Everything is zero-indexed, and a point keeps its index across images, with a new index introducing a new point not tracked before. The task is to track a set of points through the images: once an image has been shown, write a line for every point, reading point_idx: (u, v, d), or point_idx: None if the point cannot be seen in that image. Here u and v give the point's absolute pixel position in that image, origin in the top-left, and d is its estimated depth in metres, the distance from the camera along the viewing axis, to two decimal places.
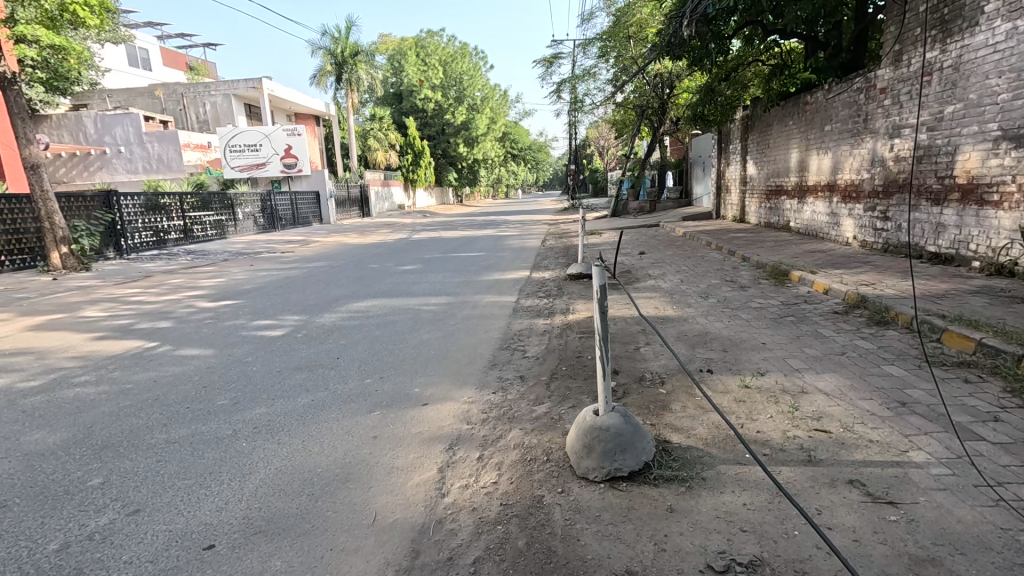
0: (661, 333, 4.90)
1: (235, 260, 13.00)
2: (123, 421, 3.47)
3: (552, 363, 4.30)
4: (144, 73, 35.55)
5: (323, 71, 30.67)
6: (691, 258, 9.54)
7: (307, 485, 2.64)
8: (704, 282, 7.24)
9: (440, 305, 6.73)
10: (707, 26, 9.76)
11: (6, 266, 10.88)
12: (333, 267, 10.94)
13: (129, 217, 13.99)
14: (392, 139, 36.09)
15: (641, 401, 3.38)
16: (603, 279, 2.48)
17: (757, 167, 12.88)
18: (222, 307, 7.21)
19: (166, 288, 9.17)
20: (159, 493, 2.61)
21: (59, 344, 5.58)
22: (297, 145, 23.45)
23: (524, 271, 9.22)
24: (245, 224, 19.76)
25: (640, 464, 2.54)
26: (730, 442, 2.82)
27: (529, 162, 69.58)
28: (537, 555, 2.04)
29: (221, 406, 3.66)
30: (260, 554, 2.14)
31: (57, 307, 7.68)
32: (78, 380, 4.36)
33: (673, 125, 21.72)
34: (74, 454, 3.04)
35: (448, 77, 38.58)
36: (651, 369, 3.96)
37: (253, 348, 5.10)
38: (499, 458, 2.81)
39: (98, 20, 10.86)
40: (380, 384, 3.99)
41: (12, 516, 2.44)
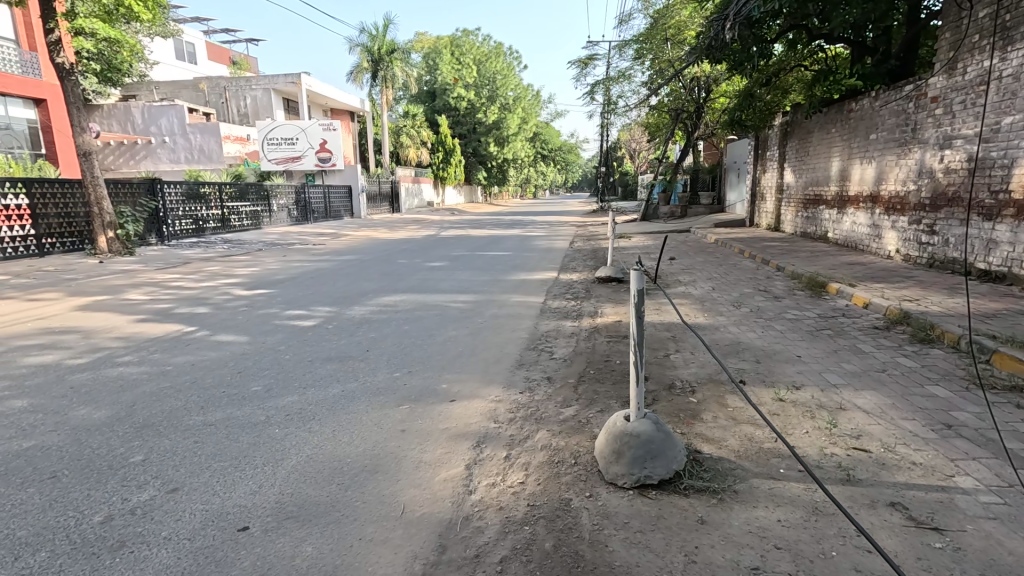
0: (692, 340, 4.82)
1: (269, 250, 13.35)
2: (163, 402, 3.60)
3: (579, 366, 4.27)
4: (190, 66, 36.86)
5: (360, 68, 31.24)
6: (722, 266, 9.36)
7: (337, 474, 2.69)
8: (737, 290, 7.09)
9: (468, 302, 6.77)
10: (749, 30, 9.55)
11: (56, 248, 11.42)
12: (363, 260, 11.11)
13: (171, 205, 14.51)
14: (425, 136, 36.87)
15: (671, 409, 3.33)
16: (641, 283, 2.45)
17: (795, 174, 12.53)
18: (257, 296, 7.40)
19: (205, 274, 9.48)
20: (196, 473, 2.69)
21: (104, 324, 5.83)
22: (332, 140, 23.93)
23: (552, 272, 9.20)
24: (279, 215, 20.26)
25: (670, 473, 2.50)
26: (764, 455, 2.75)
27: (558, 163, 69.47)
28: (564, 559, 2.03)
29: (255, 392, 3.76)
30: (292, 538, 2.19)
31: (102, 289, 8.00)
32: (122, 360, 4.55)
33: (707, 129, 21.37)
34: (117, 431, 3.17)
35: (482, 76, 38.81)
36: (682, 377, 3.90)
37: (285, 337, 5.21)
38: (527, 458, 2.81)
39: (150, 15, 11.28)
40: (408, 378, 4.04)
41: (61, 486, 2.57)
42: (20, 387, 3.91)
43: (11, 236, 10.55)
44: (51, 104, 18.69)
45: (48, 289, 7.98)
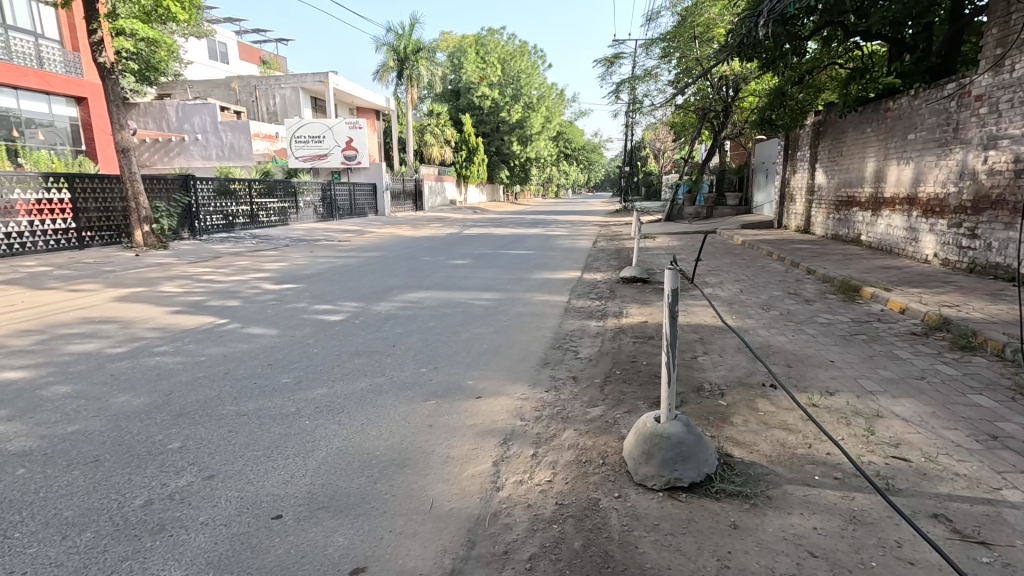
0: (720, 343, 4.74)
1: (296, 246, 13.59)
2: (197, 391, 3.70)
3: (605, 366, 4.23)
4: (222, 66, 37.80)
5: (386, 67, 31.58)
6: (751, 268, 9.17)
7: (367, 466, 2.72)
8: (766, 293, 6.94)
9: (492, 300, 6.79)
10: (783, 27, 9.34)
11: (95, 241, 11.82)
12: (387, 257, 11.23)
13: (202, 201, 14.90)
14: (449, 135, 37.04)
15: (699, 412, 3.28)
16: (675, 282, 2.41)
17: (827, 175, 12.20)
18: (285, 290, 7.54)
19: (235, 268, 9.72)
20: (231, 461, 2.76)
21: (141, 315, 6.03)
22: (358, 138, 24.25)
23: (575, 272, 9.15)
24: (305, 212, 20.62)
25: (701, 476, 2.46)
26: (797, 461, 2.69)
27: (580, 162, 69.09)
28: (594, 558, 2.02)
29: (285, 384, 3.84)
30: (324, 529, 2.23)
31: (138, 281, 8.27)
32: (158, 349, 4.69)
33: (735, 128, 20.96)
34: (155, 418, 3.26)
35: (506, 75, 38.80)
36: (710, 380, 3.84)
37: (314, 331, 5.31)
38: (555, 457, 2.80)
39: (187, 16, 11.60)
40: (434, 374, 4.07)
41: (103, 470, 2.65)
42: (65, 373, 4.07)
43: (54, 230, 10.99)
44: (91, 102, 19.35)
45: (88, 280, 8.28)
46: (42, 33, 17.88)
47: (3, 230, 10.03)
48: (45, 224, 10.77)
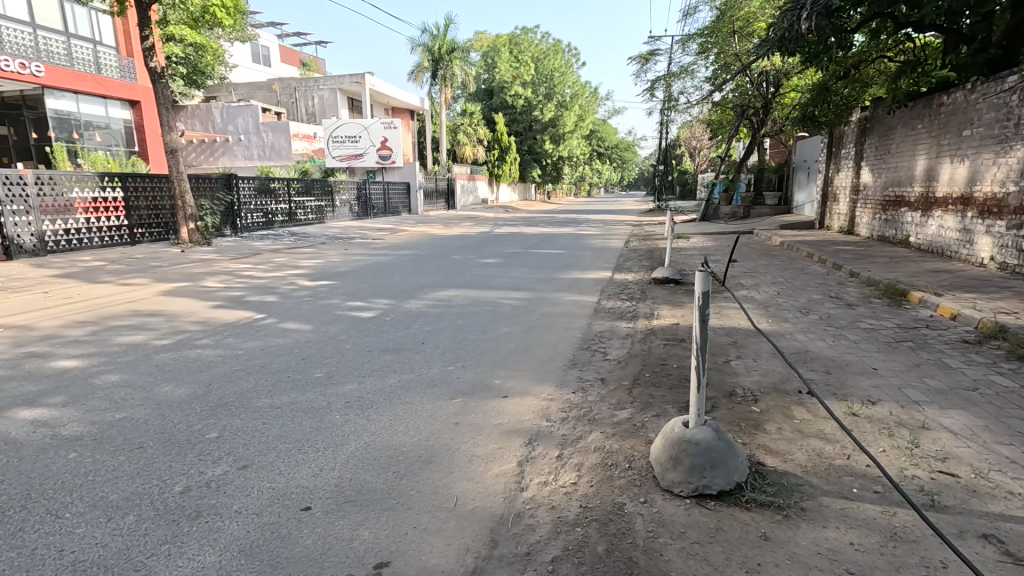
0: (755, 347, 4.59)
1: (332, 244, 13.94)
2: (235, 383, 3.84)
3: (634, 369, 4.17)
4: (264, 68, 39.07)
5: (421, 67, 32.01)
6: (789, 270, 8.86)
7: (393, 462, 2.77)
8: (804, 296, 6.70)
9: (521, 299, 6.79)
10: (828, 20, 8.95)
11: (145, 238, 12.42)
12: (418, 256, 11.36)
13: (244, 199, 15.47)
14: (482, 134, 37.23)
15: (730, 418, 3.18)
16: (706, 285, 2.35)
17: (873, 174, 11.67)
18: (319, 287, 7.73)
19: (273, 265, 10.04)
20: (265, 452, 2.85)
21: (185, 309, 6.29)
22: (392, 138, 24.64)
23: (606, 272, 9.05)
24: (341, 211, 21.12)
25: (730, 484, 2.40)
26: (835, 473, 2.58)
27: (613, 161, 68.28)
28: (617, 564, 2.00)
29: (317, 378, 3.95)
30: (350, 522, 2.27)
31: (183, 277, 8.64)
32: (199, 342, 4.89)
33: (775, 125, 20.33)
34: (195, 408, 3.40)
35: (540, 73, 38.80)
36: (742, 385, 3.73)
37: (346, 327, 5.42)
38: (580, 459, 2.78)
39: (232, 21, 12.04)
40: (461, 372, 4.10)
41: (146, 457, 2.78)
42: (113, 363, 4.29)
43: (109, 226, 11.60)
44: (143, 105, 20.22)
45: (138, 275, 8.70)
46: (100, 40, 18.87)
47: (62, 227, 10.65)
48: (100, 221, 11.39)
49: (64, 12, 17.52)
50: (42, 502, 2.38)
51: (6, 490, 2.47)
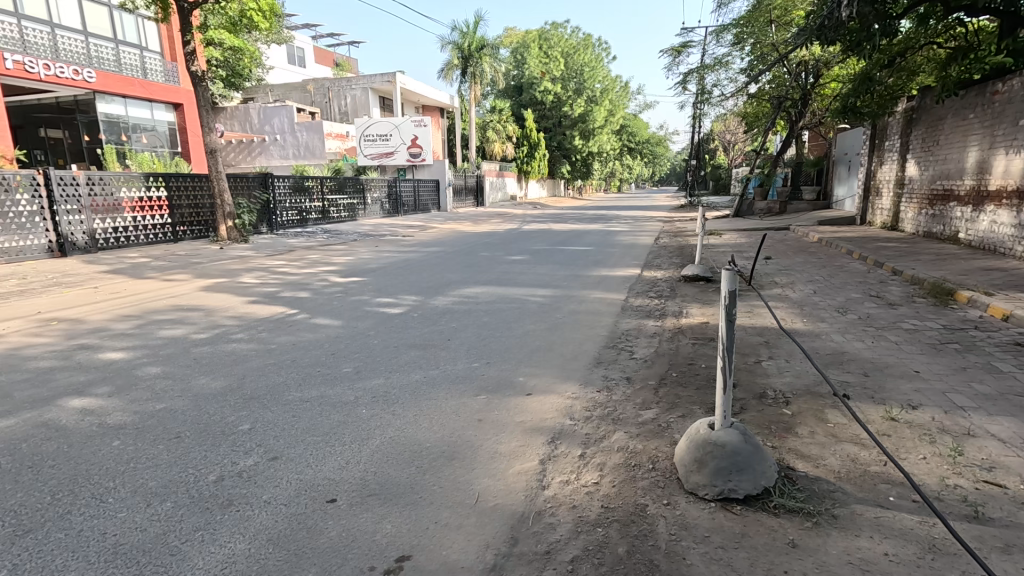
0: (789, 348, 4.45)
1: (363, 241, 14.20)
2: (267, 377, 3.96)
3: (660, 368, 4.10)
4: (299, 69, 40.07)
5: (451, 65, 32.22)
6: (828, 267, 8.55)
7: (417, 457, 2.81)
8: (843, 295, 6.45)
9: (547, 297, 6.76)
10: (872, 6, 8.42)
11: (187, 235, 12.94)
12: (447, 252, 11.44)
13: (279, 197, 15.94)
14: (511, 131, 37.18)
15: (760, 420, 3.09)
16: (733, 285, 2.28)
17: (920, 167, 11.14)
18: (350, 283, 7.88)
19: (306, 262, 10.30)
20: (294, 444, 2.93)
21: (222, 304, 6.53)
22: (423, 136, 24.87)
23: (635, 270, 8.92)
24: (372, 208, 21.46)
25: (758, 489, 2.33)
26: (869, 479, 2.48)
27: (645, 156, 67.24)
28: (638, 566, 1.97)
29: (346, 373, 4.03)
30: (374, 515, 2.31)
31: (221, 273, 8.97)
32: (235, 337, 5.07)
33: (814, 117, 19.61)
34: (229, 401, 3.53)
35: (569, 69, 38.51)
36: (774, 386, 3.62)
37: (374, 323, 5.51)
38: (603, 459, 2.75)
39: (268, 24, 12.30)
40: (486, 369, 4.11)
41: (183, 447, 2.90)
42: (155, 356, 4.49)
43: (154, 224, 12.11)
44: (186, 108, 21.01)
45: (179, 272, 9.07)
46: (146, 46, 19.69)
47: (111, 225, 11.17)
48: (146, 219, 11.90)
49: (114, 20, 18.30)
50: (87, 487, 2.51)
51: (56, 474, 2.62)
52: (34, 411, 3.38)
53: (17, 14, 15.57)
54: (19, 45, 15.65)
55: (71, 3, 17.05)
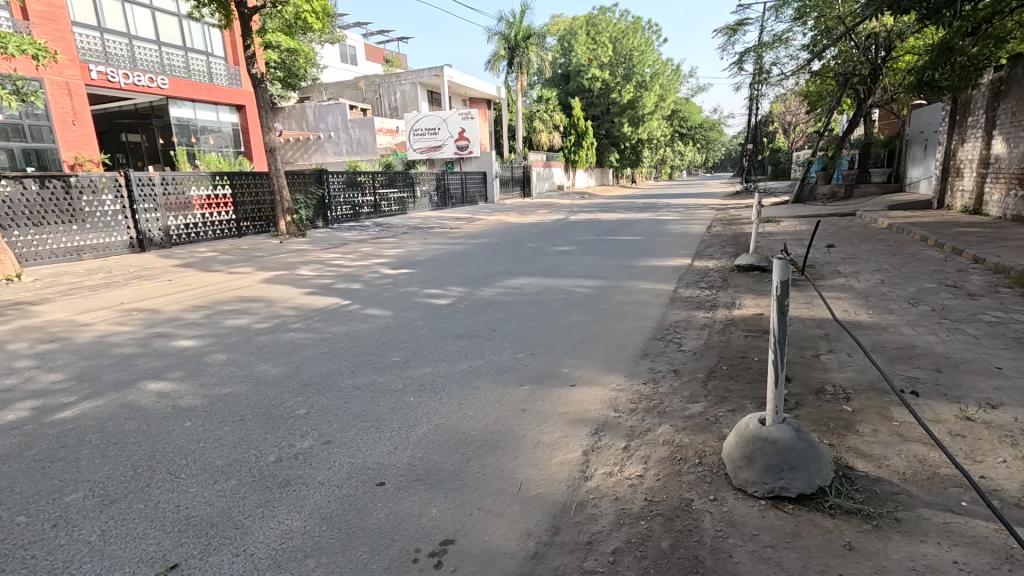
0: (851, 341, 4.20)
1: (413, 233, 14.54)
2: (322, 364, 4.16)
3: (710, 361, 3.97)
4: (351, 67, 41.28)
5: (498, 56, 32.24)
6: (898, 255, 7.98)
7: (462, 444, 2.87)
8: (915, 285, 6.00)
9: (593, 288, 6.69)
10: None
11: (250, 230, 13.70)
12: (494, 244, 11.52)
13: (334, 193, 16.57)
14: (558, 120, 36.79)
15: (816, 417, 2.95)
16: (785, 274, 2.18)
17: (1008, 144, 10.15)
18: (400, 275, 8.09)
19: (359, 255, 10.66)
20: (346, 429, 3.07)
21: (282, 296, 6.88)
22: (470, 128, 25.02)
23: (685, 259, 8.65)
24: (422, 201, 21.88)
25: (812, 488, 2.23)
26: (939, 482, 2.31)
27: (697, 141, 64.91)
28: (682, 561, 1.94)
29: (395, 362, 4.16)
30: (419, 499, 2.39)
31: (281, 266, 9.44)
32: (293, 326, 5.34)
33: (885, 94, 18.25)
34: (288, 386, 3.74)
35: (618, 54, 37.63)
36: (833, 381, 3.43)
37: (422, 314, 5.65)
38: (647, 452, 2.71)
39: (321, 25, 12.76)
40: (530, 360, 4.14)
41: (246, 429, 3.10)
42: (222, 344, 4.80)
43: (221, 220, 12.89)
44: (248, 109, 22.14)
45: (244, 265, 9.62)
46: (213, 52, 20.74)
47: (183, 222, 11.96)
48: (214, 216, 12.69)
49: (183, 28, 19.46)
50: (163, 463, 2.74)
51: (138, 450, 2.87)
52: (118, 393, 3.71)
53: (100, 28, 16.95)
54: (102, 56, 17.00)
55: (146, 15, 18.29)
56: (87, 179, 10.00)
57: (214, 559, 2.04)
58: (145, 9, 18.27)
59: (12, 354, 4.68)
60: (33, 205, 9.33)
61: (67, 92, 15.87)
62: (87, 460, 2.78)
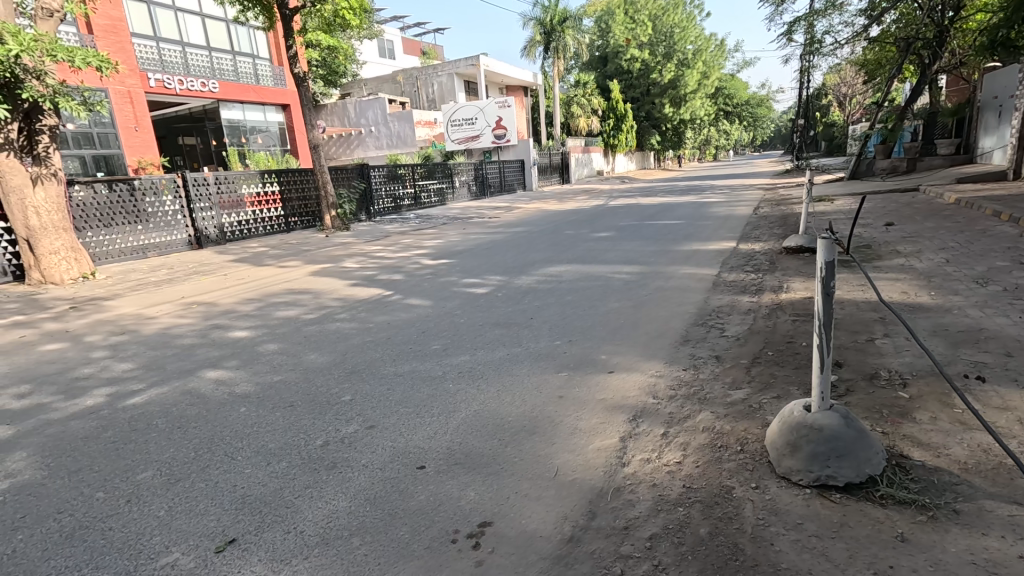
0: (909, 324, 3.97)
1: (452, 224, 14.70)
2: (366, 352, 4.31)
3: (755, 346, 3.85)
4: (389, 62, 41.90)
5: (533, 41, 31.90)
6: (967, 232, 7.41)
7: (500, 430, 2.91)
8: (985, 264, 5.57)
9: (633, 274, 6.59)
10: None
11: (298, 225, 14.26)
12: (532, 232, 11.51)
13: (376, 186, 16.96)
14: (596, 104, 36.14)
15: (869, 404, 2.81)
16: (830, 254, 2.08)
17: None
18: (439, 265, 8.23)
19: (400, 246, 10.89)
20: (388, 415, 3.17)
21: (328, 287, 7.14)
22: (507, 116, 24.89)
23: (730, 242, 8.36)
24: (461, 191, 22.04)
25: (861, 477, 2.14)
26: (1005, 474, 2.16)
27: (743, 119, 62.21)
28: (721, 549, 1.91)
29: (434, 350, 4.25)
30: (458, 482, 2.45)
31: (327, 259, 9.76)
32: (339, 316, 5.55)
33: (953, 58, 16.86)
34: (334, 373, 3.90)
35: (657, 32, 36.44)
36: (888, 367, 3.26)
37: (461, 303, 5.73)
38: (686, 439, 2.67)
39: (358, 21, 13.00)
40: (569, 347, 4.13)
41: (296, 414, 3.27)
42: (273, 335, 5.04)
43: (270, 217, 13.47)
44: (292, 108, 22.85)
45: (292, 259, 10.01)
46: (258, 54, 21.52)
47: (236, 219, 12.57)
48: (264, 212, 13.26)
49: (230, 32, 20.26)
50: (222, 446, 2.92)
51: (199, 434, 3.08)
52: (181, 381, 3.98)
53: (155, 37, 17.93)
54: (159, 64, 17.96)
55: (196, 22, 19.20)
56: (149, 183, 10.62)
57: (268, 534, 2.18)
58: (196, 16, 19.16)
59: (89, 345, 5.09)
60: (104, 208, 9.91)
61: (129, 100, 16.89)
62: (155, 442, 3.01)
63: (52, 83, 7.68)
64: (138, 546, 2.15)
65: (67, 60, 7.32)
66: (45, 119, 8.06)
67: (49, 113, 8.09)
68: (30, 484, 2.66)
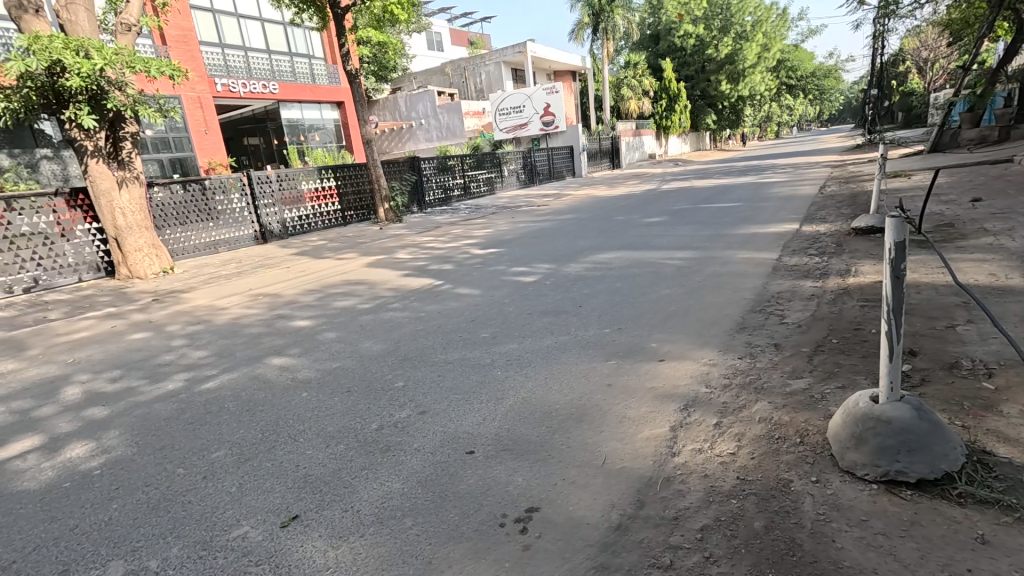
0: (997, 309, 3.62)
1: (501, 213, 14.77)
2: (417, 341, 4.43)
3: (818, 334, 3.64)
4: (438, 54, 42.44)
5: (582, 24, 31.23)
6: None
7: (548, 417, 2.93)
8: None
9: (686, 259, 6.38)
10: None
11: (353, 219, 14.80)
12: (581, 219, 11.37)
13: (427, 178, 17.27)
14: (648, 85, 35.00)
15: (947, 395, 2.60)
16: (900, 234, 1.93)
17: None
18: (488, 254, 8.31)
19: (451, 236, 11.06)
20: (439, 401, 3.26)
21: (381, 278, 7.38)
22: (555, 103, 24.55)
23: (793, 224, 7.90)
24: (509, 180, 22.03)
25: (936, 472, 1.99)
26: None
27: (808, 92, 58.34)
28: (776, 543, 1.83)
29: (483, 338, 4.31)
30: (507, 468, 2.49)
31: (381, 251, 10.07)
32: (392, 306, 5.73)
33: None
34: (386, 361, 4.05)
35: (713, 5, 34.77)
36: (972, 356, 2.99)
37: (509, 291, 5.76)
38: (741, 429, 2.58)
39: (406, 16, 13.19)
40: (617, 335, 4.07)
41: (353, 399, 3.41)
42: (331, 323, 5.28)
43: (328, 211, 14.05)
44: (347, 105, 23.58)
45: (349, 251, 10.39)
46: (313, 54, 22.33)
47: (297, 214, 13.20)
48: (322, 207, 13.85)
49: (288, 35, 21.12)
50: (285, 429, 3.11)
51: (265, 416, 3.29)
52: (249, 367, 4.25)
53: (221, 43, 18.98)
54: (224, 69, 19.02)
55: (257, 27, 20.17)
56: (218, 182, 11.35)
57: (328, 512, 2.30)
58: (256, 21, 20.13)
59: (170, 334, 5.54)
60: (179, 207, 10.66)
61: (198, 105, 18.05)
62: (226, 424, 3.24)
63: (131, 93, 8.25)
64: (212, 519, 2.33)
65: (144, 70, 7.85)
66: (127, 126, 8.75)
67: (131, 121, 8.78)
68: (123, 459, 2.94)
